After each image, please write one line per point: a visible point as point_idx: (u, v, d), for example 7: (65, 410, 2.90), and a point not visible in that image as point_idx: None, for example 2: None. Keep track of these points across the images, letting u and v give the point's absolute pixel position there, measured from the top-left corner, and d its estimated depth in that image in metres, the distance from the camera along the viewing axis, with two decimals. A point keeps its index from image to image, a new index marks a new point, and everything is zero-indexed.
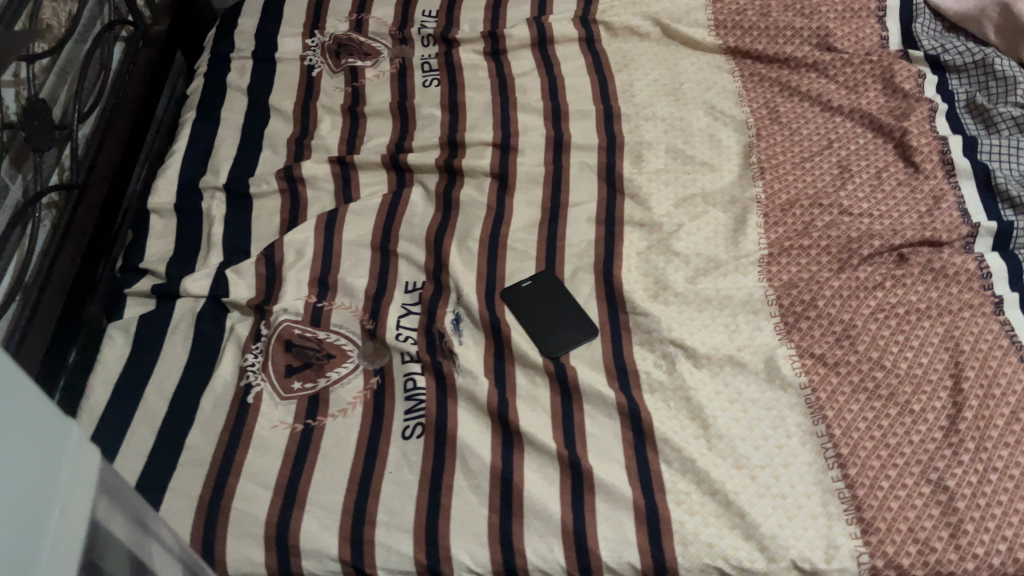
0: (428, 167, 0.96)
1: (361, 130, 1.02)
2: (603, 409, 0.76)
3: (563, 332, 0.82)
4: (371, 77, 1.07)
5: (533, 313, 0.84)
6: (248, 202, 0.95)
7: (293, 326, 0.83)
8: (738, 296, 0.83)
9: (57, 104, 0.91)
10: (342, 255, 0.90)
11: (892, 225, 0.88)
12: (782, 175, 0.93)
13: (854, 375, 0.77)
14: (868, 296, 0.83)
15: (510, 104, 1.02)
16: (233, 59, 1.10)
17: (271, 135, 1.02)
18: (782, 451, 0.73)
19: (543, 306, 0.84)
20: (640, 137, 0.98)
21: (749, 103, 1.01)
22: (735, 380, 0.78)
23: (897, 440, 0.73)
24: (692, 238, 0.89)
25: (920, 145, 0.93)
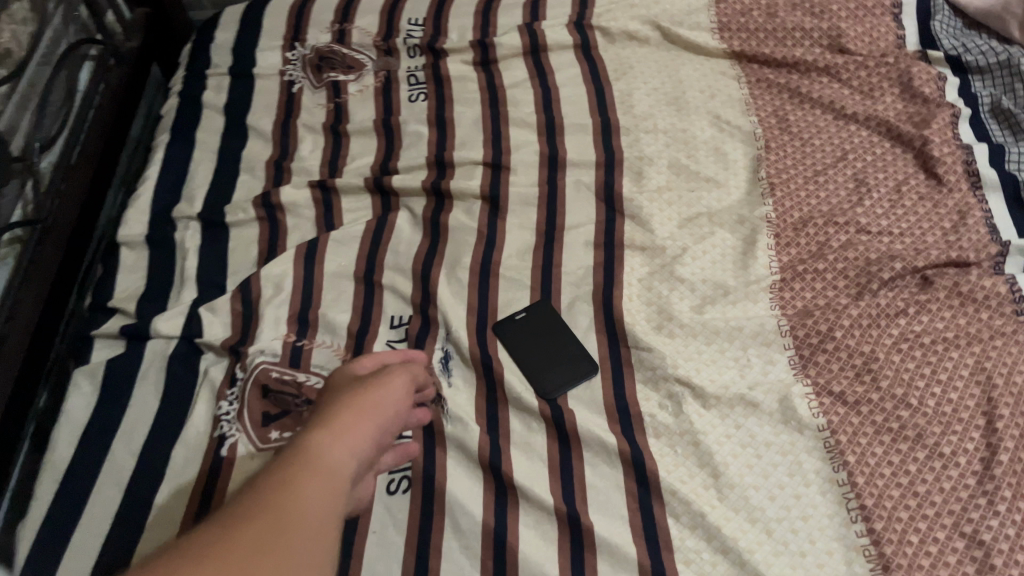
0: (414, 189, 0.90)
1: (344, 149, 0.96)
2: (604, 457, 0.71)
3: (558, 371, 0.76)
4: (354, 92, 1.01)
5: (527, 350, 0.78)
6: (224, 232, 0.89)
7: (271, 369, 0.77)
8: (748, 327, 0.77)
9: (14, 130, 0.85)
10: (323, 289, 0.84)
11: (914, 245, 0.81)
12: (794, 191, 0.87)
13: (877, 415, 0.71)
14: (890, 324, 0.76)
15: (501, 120, 0.95)
16: (210, 76, 1.04)
17: (249, 157, 0.96)
18: (800, 502, 0.68)
19: (538, 342, 0.78)
20: (640, 151, 0.92)
21: (757, 112, 0.94)
22: (747, 422, 0.72)
23: (926, 488, 0.67)
24: (698, 262, 0.83)
25: (943, 156, 0.86)
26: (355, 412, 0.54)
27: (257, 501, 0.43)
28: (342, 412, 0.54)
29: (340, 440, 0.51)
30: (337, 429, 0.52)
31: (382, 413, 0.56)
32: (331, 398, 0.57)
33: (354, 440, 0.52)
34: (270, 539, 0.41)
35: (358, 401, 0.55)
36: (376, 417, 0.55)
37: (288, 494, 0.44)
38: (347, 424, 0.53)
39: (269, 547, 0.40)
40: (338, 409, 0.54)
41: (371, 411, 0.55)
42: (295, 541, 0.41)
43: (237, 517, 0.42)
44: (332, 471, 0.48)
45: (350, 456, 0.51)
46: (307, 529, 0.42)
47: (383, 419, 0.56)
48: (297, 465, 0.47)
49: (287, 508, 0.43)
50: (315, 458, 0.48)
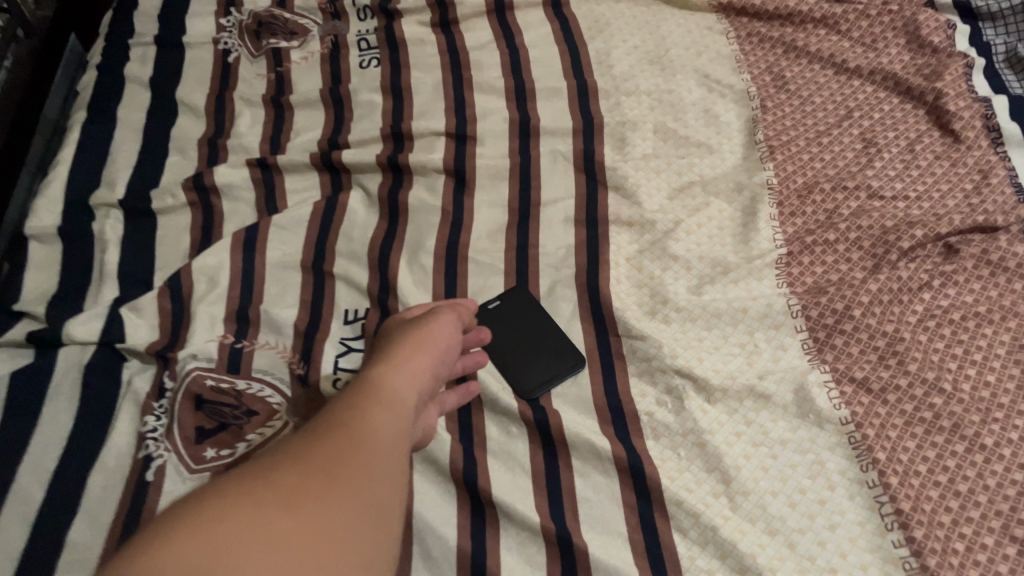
0: (368, 165, 0.79)
1: (288, 124, 0.85)
2: (597, 465, 0.61)
3: (541, 366, 0.66)
4: (298, 60, 0.89)
5: (504, 344, 0.67)
6: (151, 220, 0.78)
7: (205, 375, 0.67)
8: (754, 309, 0.68)
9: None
10: (265, 281, 0.73)
11: (934, 209, 0.72)
12: (795, 154, 0.77)
13: (906, 404, 0.62)
14: (913, 299, 0.67)
15: (464, 85, 0.85)
16: (133, 46, 0.91)
17: (179, 135, 0.84)
18: (825, 508, 0.58)
19: (516, 334, 0.68)
20: (622, 116, 0.82)
21: (750, 68, 0.84)
22: (759, 416, 0.63)
23: (968, 486, 0.59)
24: (693, 237, 0.73)
25: (959, 110, 0.77)
26: (412, 347, 0.52)
27: (327, 426, 0.40)
28: (399, 350, 0.51)
29: (404, 372, 0.49)
30: (399, 363, 0.49)
31: (444, 345, 0.55)
32: (388, 339, 0.55)
33: (419, 369, 0.50)
34: (344, 459, 0.38)
35: (419, 335, 0.54)
36: (438, 350, 0.53)
37: (359, 419, 0.41)
38: (407, 359, 0.50)
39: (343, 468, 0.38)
40: (395, 346, 0.52)
41: (429, 344, 0.53)
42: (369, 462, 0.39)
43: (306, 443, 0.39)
44: (400, 402, 0.45)
45: (414, 389, 0.48)
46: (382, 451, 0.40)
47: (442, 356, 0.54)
48: (363, 396, 0.44)
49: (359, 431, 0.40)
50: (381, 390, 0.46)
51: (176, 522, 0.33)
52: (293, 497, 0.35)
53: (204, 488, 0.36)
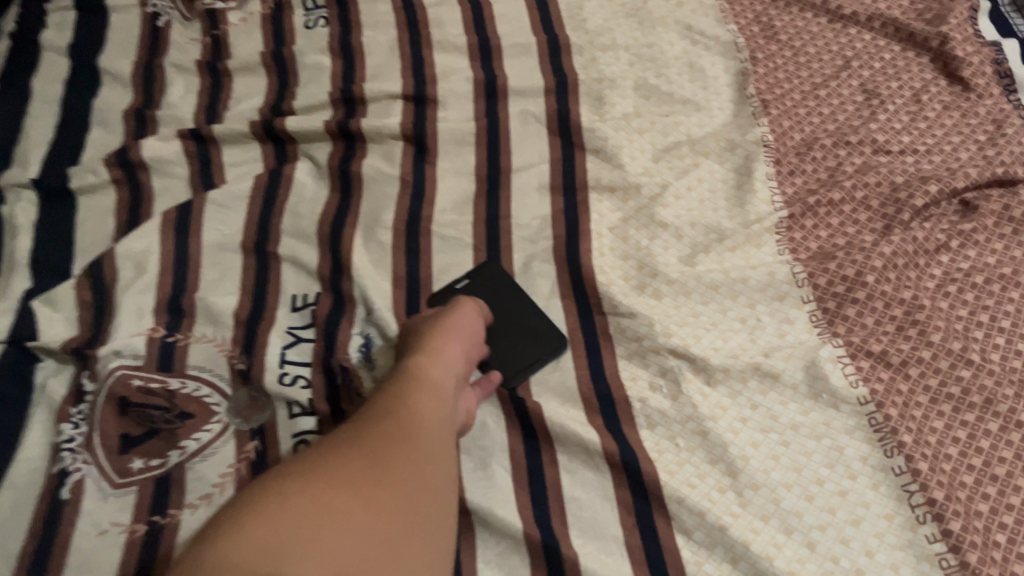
0: (316, 133, 0.71)
1: (226, 92, 0.76)
2: (586, 461, 0.53)
3: (517, 349, 0.58)
4: (236, 22, 0.80)
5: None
6: (69, 201, 0.68)
7: (132, 375, 0.57)
8: (755, 278, 0.60)
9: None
10: (200, 264, 0.64)
11: (945, 163, 0.66)
12: (791, 108, 0.70)
13: (930, 378, 0.55)
14: (930, 263, 0.60)
15: (422, 43, 0.76)
16: (49, 11, 0.81)
17: (102, 106, 0.74)
18: (847, 501, 0.51)
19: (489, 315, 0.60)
20: (598, 73, 0.74)
21: (735, 19, 0.77)
22: (765, 399, 0.55)
23: (1006, 469, 0.52)
24: (682, 202, 0.66)
25: (968, 55, 0.70)
26: (444, 329, 0.53)
27: (376, 429, 0.43)
28: (431, 333, 0.52)
29: (439, 359, 0.50)
30: (434, 348, 0.51)
31: (473, 329, 0.55)
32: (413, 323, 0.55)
33: (452, 358, 0.51)
34: (393, 472, 0.40)
35: (446, 314, 0.54)
36: (467, 333, 0.54)
37: (405, 424, 0.43)
38: (440, 344, 0.51)
39: (391, 478, 0.40)
40: (426, 330, 0.53)
41: (461, 327, 0.54)
42: (414, 476, 0.41)
43: (357, 447, 0.41)
44: (438, 396, 0.47)
45: (449, 376, 0.50)
46: (426, 463, 0.42)
47: (472, 339, 0.54)
48: (405, 391, 0.46)
49: (403, 439, 0.42)
50: (420, 383, 0.47)
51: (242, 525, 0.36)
52: (349, 507, 0.37)
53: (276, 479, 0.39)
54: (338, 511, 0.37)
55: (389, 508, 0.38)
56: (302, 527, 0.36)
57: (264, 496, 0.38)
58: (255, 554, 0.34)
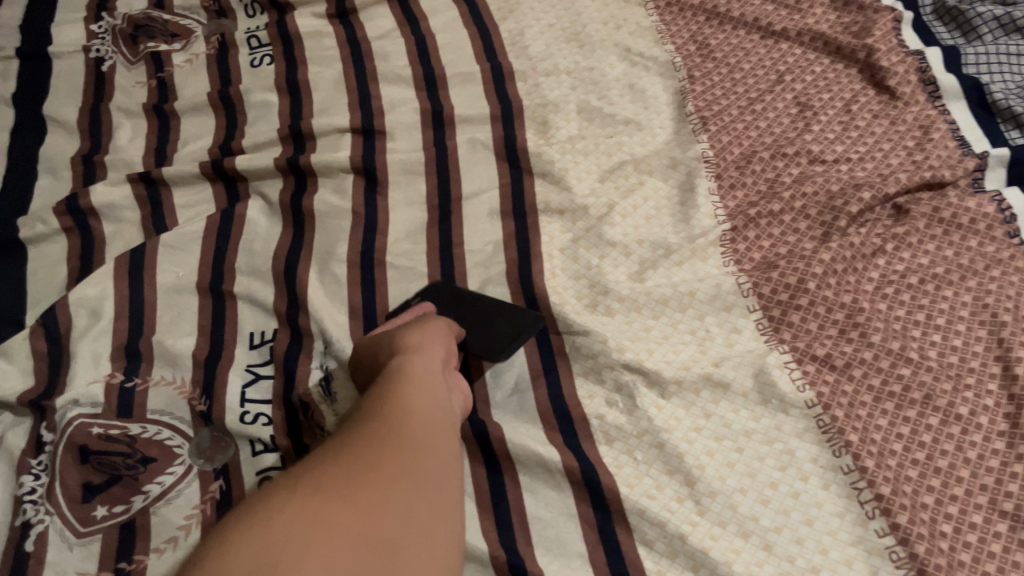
0: (266, 170, 0.71)
1: (174, 133, 0.76)
2: (548, 480, 0.55)
3: (500, 323, 0.60)
4: (181, 62, 0.81)
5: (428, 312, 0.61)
6: (20, 252, 0.68)
7: (91, 423, 0.57)
8: (702, 291, 0.62)
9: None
10: (156, 307, 0.64)
11: (878, 169, 0.68)
12: (729, 124, 0.72)
13: (873, 378, 0.57)
14: (868, 267, 0.62)
15: (368, 76, 0.77)
16: None
17: (49, 155, 0.75)
18: (800, 502, 0.53)
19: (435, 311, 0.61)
20: (541, 98, 0.76)
21: (672, 39, 0.79)
22: (718, 408, 0.57)
23: (949, 461, 0.53)
24: (629, 220, 0.67)
25: (893, 65, 0.73)
26: (417, 328, 0.54)
27: (363, 427, 0.43)
28: (406, 332, 0.54)
29: (421, 356, 0.51)
30: (414, 347, 0.52)
31: (448, 327, 0.56)
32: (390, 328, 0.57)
33: (431, 353, 0.52)
34: (379, 458, 0.40)
35: (421, 320, 0.56)
36: (443, 332, 0.55)
37: (394, 413, 0.44)
38: (415, 340, 0.53)
39: (380, 466, 0.40)
40: (401, 330, 0.54)
41: (434, 325, 0.55)
42: (407, 462, 0.41)
43: (344, 447, 0.42)
44: (426, 384, 0.48)
45: (434, 369, 0.50)
46: (420, 444, 0.43)
47: (449, 334, 0.56)
48: (391, 387, 0.47)
49: (393, 426, 0.43)
50: (405, 374, 0.48)
51: (230, 532, 0.36)
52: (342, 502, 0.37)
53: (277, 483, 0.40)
54: (325, 503, 0.37)
55: (385, 491, 0.39)
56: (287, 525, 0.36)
57: (258, 502, 0.39)
58: (248, 551, 0.35)
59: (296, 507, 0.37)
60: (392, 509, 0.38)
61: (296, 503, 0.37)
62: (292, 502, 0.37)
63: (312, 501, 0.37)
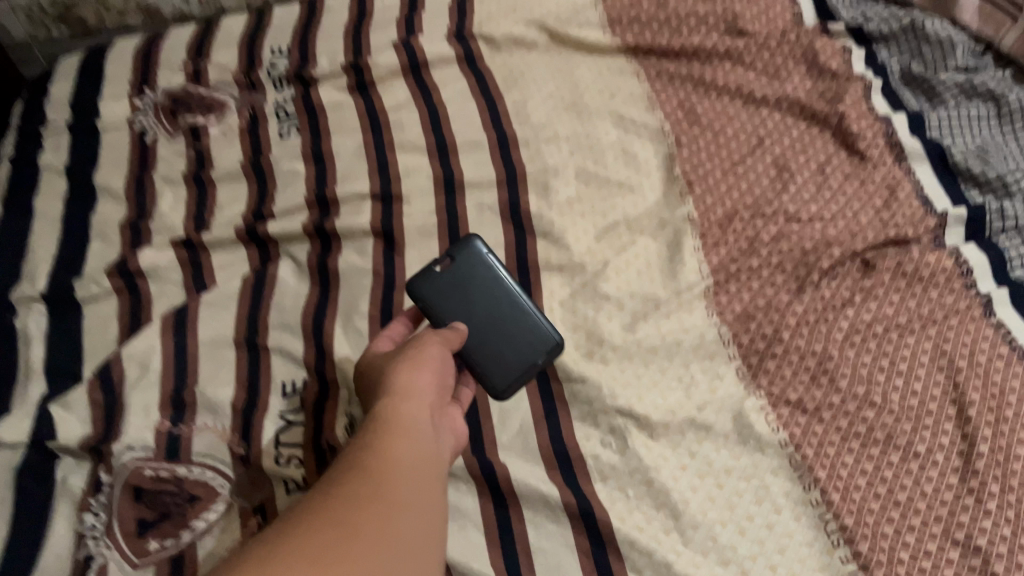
0: (294, 233, 0.79)
1: (211, 200, 0.84)
2: (549, 514, 0.61)
3: (514, 342, 0.64)
4: (217, 134, 0.89)
5: (445, 294, 0.66)
6: (76, 311, 0.76)
7: (144, 466, 0.65)
8: (688, 341, 0.69)
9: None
10: (199, 360, 0.72)
11: (848, 226, 0.75)
12: (713, 186, 0.80)
13: (841, 420, 0.64)
14: (838, 317, 0.69)
15: (386, 146, 0.85)
16: (47, 136, 0.90)
17: (100, 221, 0.83)
18: (773, 533, 0.59)
19: (455, 287, 0.66)
20: (543, 163, 0.83)
21: (662, 106, 0.87)
22: (702, 448, 0.63)
23: (908, 494, 0.60)
24: (622, 276, 0.74)
25: (862, 130, 0.81)
26: (410, 365, 0.54)
27: (345, 483, 0.43)
28: (397, 372, 0.54)
29: (408, 402, 0.51)
30: (402, 394, 0.52)
31: (441, 360, 0.57)
32: (381, 361, 0.57)
33: (421, 396, 0.53)
34: (361, 519, 0.40)
35: (417, 351, 0.56)
36: (433, 371, 0.56)
37: (377, 471, 0.44)
38: (406, 382, 0.53)
39: (361, 528, 0.40)
40: (393, 368, 0.54)
41: (427, 361, 0.55)
42: (391, 526, 0.41)
43: (326, 502, 0.42)
44: (412, 435, 0.49)
45: (419, 417, 0.51)
46: (405, 500, 0.43)
47: (441, 373, 0.56)
48: (379, 439, 0.47)
49: (376, 487, 0.43)
50: (392, 424, 0.48)
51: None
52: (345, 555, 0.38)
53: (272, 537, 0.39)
54: (305, 565, 0.36)
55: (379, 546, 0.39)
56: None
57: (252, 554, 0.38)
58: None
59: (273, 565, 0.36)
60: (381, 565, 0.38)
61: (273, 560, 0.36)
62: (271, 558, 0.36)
63: (293, 560, 0.36)
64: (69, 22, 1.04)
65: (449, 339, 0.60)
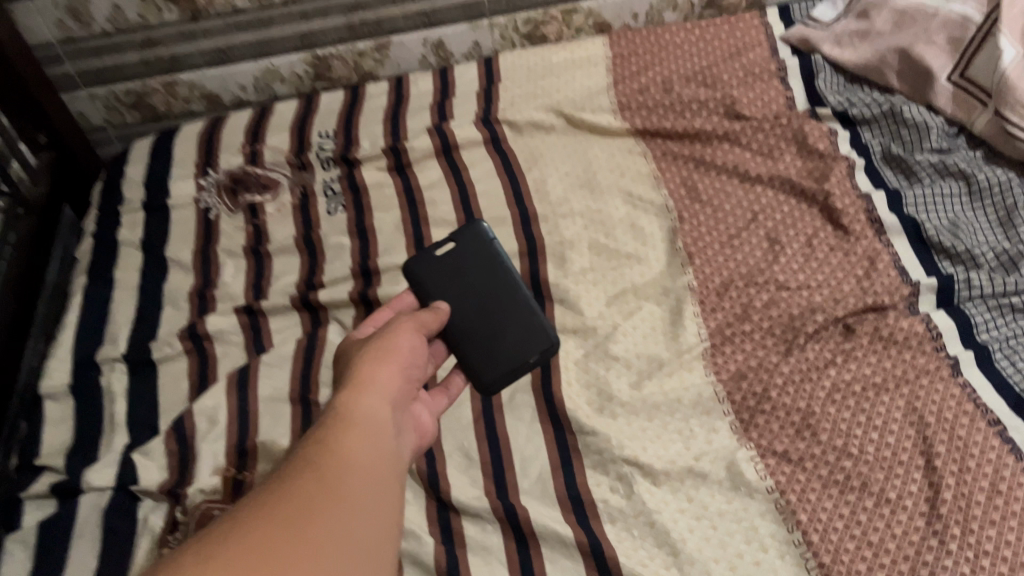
0: (341, 300, 0.90)
1: (267, 270, 0.95)
2: (564, 552, 0.70)
3: (513, 334, 0.75)
4: (272, 211, 1.01)
5: (453, 277, 0.77)
6: (152, 369, 0.87)
7: (213, 507, 0.74)
8: (687, 398, 0.78)
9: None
10: (259, 414, 0.82)
11: (832, 294, 0.84)
12: (711, 257, 0.89)
13: (822, 469, 0.72)
14: (821, 376, 0.78)
15: (421, 221, 0.97)
16: (124, 213, 1.03)
17: (171, 289, 0.94)
18: (760, 568, 0.68)
19: (457, 274, 0.78)
20: (560, 237, 0.93)
21: (667, 184, 0.98)
22: (698, 493, 0.72)
23: (880, 536, 0.68)
24: (630, 338, 0.84)
25: (845, 207, 0.90)
26: (376, 358, 0.56)
27: (302, 467, 0.44)
28: (362, 364, 0.55)
29: (369, 392, 0.52)
30: (363, 383, 0.53)
31: (410, 354, 0.58)
32: (351, 352, 0.59)
33: (383, 384, 0.54)
34: (312, 505, 0.41)
35: (385, 344, 0.58)
36: (401, 362, 0.57)
37: (331, 458, 0.45)
38: (370, 373, 0.54)
39: (309, 513, 0.40)
40: (359, 361, 0.55)
41: (393, 354, 0.57)
42: (342, 504, 0.42)
43: (275, 491, 0.42)
44: (372, 423, 0.50)
45: (380, 406, 0.52)
46: (361, 482, 0.44)
47: (408, 363, 0.58)
48: (335, 426, 0.48)
49: (327, 476, 0.43)
50: (351, 415, 0.49)
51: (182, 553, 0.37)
52: (289, 532, 0.39)
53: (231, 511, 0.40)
54: (246, 548, 0.37)
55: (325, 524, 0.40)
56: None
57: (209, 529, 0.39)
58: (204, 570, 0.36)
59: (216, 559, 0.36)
60: (328, 543, 0.39)
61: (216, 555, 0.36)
62: (215, 555, 0.36)
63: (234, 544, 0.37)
64: (141, 108, 1.17)
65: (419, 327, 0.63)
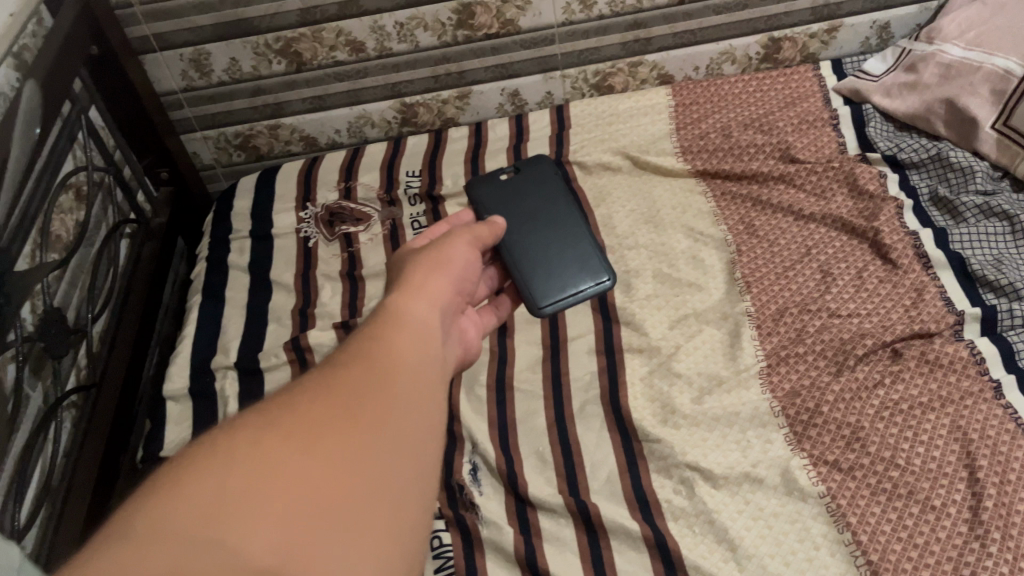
0: None
1: (361, 293, 1.06)
2: (631, 544, 0.77)
3: (569, 267, 0.87)
4: (365, 240, 1.12)
5: (522, 216, 0.90)
6: (259, 376, 0.98)
7: None
8: (745, 412, 0.85)
9: (24, 256, 0.86)
10: None
11: (881, 322, 0.91)
12: (767, 286, 0.97)
13: (871, 478, 0.78)
14: (871, 395, 0.84)
15: None
16: (233, 240, 1.15)
17: (276, 308, 1.06)
18: (812, 564, 0.74)
19: (524, 216, 0.91)
20: (626, 266, 1.03)
21: (725, 221, 1.06)
22: (755, 496, 0.79)
23: (924, 539, 0.73)
24: (692, 357, 0.92)
25: (894, 243, 0.97)
26: (431, 267, 0.59)
27: (356, 353, 0.47)
28: (416, 271, 0.58)
29: (422, 295, 0.55)
30: (418, 286, 0.56)
31: (462, 265, 0.62)
32: (407, 257, 0.62)
33: (435, 288, 0.57)
34: (361, 387, 0.44)
35: (439, 254, 0.61)
36: (454, 275, 0.60)
37: (383, 346, 0.48)
38: (422, 280, 0.57)
39: (359, 394, 0.43)
40: (411, 268, 0.59)
41: (445, 265, 0.60)
42: (389, 388, 0.45)
43: (329, 372, 0.45)
44: (422, 322, 0.52)
45: (429, 308, 0.55)
46: (409, 368, 0.47)
47: (458, 276, 0.61)
48: (389, 320, 0.51)
49: (377, 361, 0.46)
50: (403, 312, 0.52)
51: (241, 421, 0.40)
52: (339, 409, 0.42)
53: (289, 388, 0.44)
54: (295, 421, 0.40)
55: (373, 404, 0.43)
56: (260, 459, 0.38)
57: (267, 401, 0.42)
58: (258, 439, 0.39)
59: (269, 429, 0.39)
60: (376, 420, 0.42)
61: (266, 427, 0.39)
62: (268, 426, 0.40)
63: (284, 418, 0.40)
64: (246, 149, 1.30)
65: (476, 239, 0.67)
